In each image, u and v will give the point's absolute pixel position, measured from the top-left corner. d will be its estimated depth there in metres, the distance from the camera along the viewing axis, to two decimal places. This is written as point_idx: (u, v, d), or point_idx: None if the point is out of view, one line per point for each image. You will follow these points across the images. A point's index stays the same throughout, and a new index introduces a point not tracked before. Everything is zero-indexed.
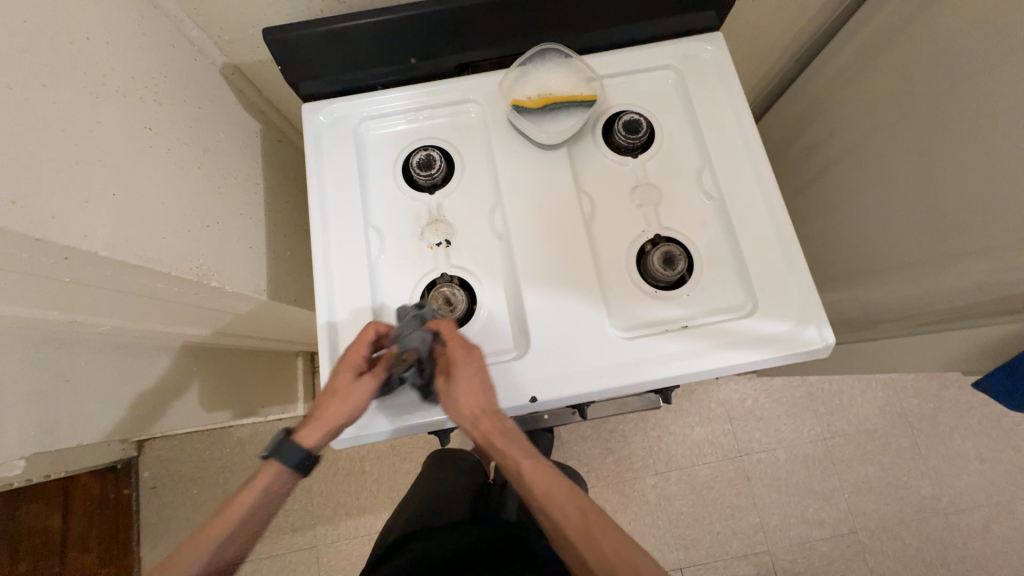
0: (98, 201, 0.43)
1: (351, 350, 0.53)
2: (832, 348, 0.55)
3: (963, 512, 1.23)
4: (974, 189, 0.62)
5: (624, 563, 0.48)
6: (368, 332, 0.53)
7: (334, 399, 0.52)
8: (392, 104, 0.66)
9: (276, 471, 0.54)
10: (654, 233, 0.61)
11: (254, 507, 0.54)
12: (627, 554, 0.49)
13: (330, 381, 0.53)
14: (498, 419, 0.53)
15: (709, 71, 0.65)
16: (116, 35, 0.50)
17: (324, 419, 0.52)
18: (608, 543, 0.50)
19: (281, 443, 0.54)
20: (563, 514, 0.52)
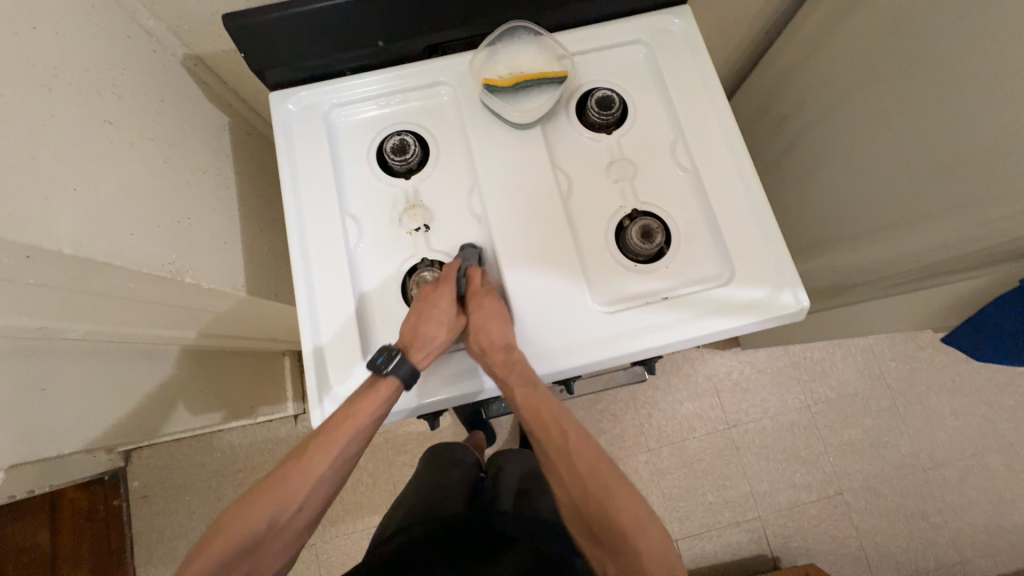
0: (59, 198, 0.42)
1: (449, 282, 0.57)
2: (806, 311, 0.56)
3: (941, 467, 1.28)
4: (938, 150, 0.64)
5: (595, 482, 0.52)
6: (456, 265, 0.58)
7: (446, 327, 0.56)
8: (363, 89, 0.65)
9: (385, 394, 0.54)
10: (631, 208, 0.62)
11: (363, 431, 0.54)
12: (600, 476, 0.52)
13: (430, 308, 0.55)
14: (508, 352, 0.54)
15: (679, 43, 0.65)
16: (65, 25, 0.48)
17: (436, 344, 0.56)
18: (584, 464, 0.53)
19: (397, 368, 0.53)
20: (547, 436, 0.55)
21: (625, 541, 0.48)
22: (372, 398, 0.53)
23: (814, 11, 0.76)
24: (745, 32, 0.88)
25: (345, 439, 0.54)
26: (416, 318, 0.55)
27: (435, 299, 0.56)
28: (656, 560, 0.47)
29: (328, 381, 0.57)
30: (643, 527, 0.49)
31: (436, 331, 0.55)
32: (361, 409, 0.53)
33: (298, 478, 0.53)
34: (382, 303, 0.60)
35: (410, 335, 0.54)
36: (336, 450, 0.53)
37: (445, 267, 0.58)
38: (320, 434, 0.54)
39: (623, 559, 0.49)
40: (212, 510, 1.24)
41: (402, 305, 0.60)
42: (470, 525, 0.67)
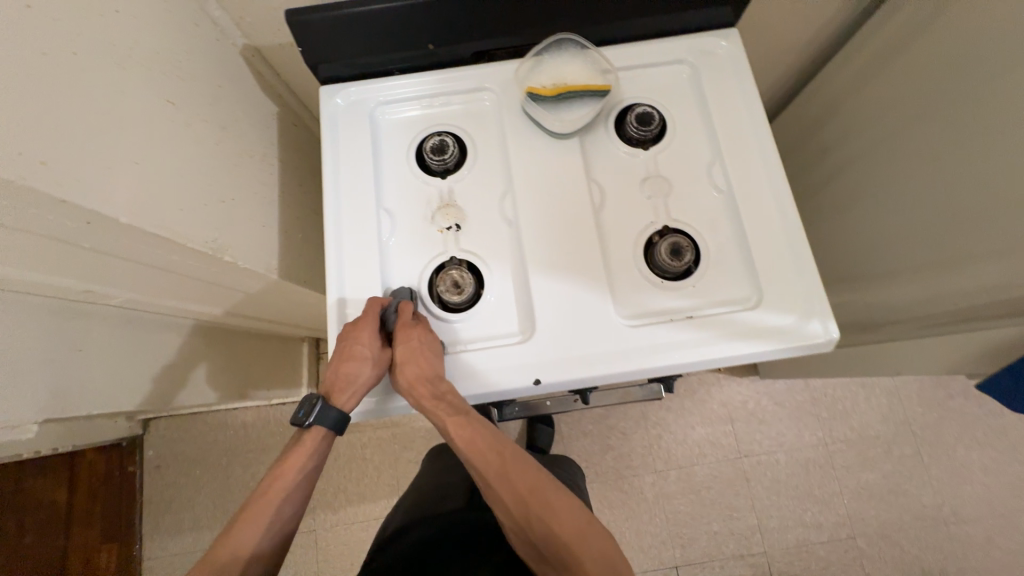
0: (121, 168, 0.44)
1: (367, 321, 0.57)
2: (835, 343, 0.55)
3: (965, 522, 1.22)
4: (987, 191, 0.62)
5: (535, 499, 0.54)
6: (376, 304, 0.57)
7: (368, 365, 0.56)
8: (408, 90, 0.67)
9: (313, 443, 0.60)
10: (662, 224, 0.62)
11: (298, 484, 0.60)
12: (538, 492, 0.54)
13: (344, 352, 0.56)
14: (433, 385, 0.54)
15: (723, 65, 0.66)
16: (143, 9, 0.51)
17: (357, 386, 0.57)
18: (522, 482, 0.55)
19: (321, 415, 0.57)
20: (483, 461, 0.56)
21: (569, 553, 0.50)
22: (300, 452, 0.60)
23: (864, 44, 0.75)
24: (789, 59, 0.88)
25: (281, 497, 0.59)
26: (336, 363, 0.56)
27: (352, 340, 0.56)
28: (601, 563, 0.50)
29: None
30: (584, 534, 0.51)
31: (359, 369, 0.56)
32: (292, 465, 0.59)
33: (236, 546, 0.55)
34: None
35: (332, 380, 0.57)
36: (273, 508, 0.58)
37: (368, 305, 0.58)
38: (255, 498, 0.59)
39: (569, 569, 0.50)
40: (220, 486, 1.27)
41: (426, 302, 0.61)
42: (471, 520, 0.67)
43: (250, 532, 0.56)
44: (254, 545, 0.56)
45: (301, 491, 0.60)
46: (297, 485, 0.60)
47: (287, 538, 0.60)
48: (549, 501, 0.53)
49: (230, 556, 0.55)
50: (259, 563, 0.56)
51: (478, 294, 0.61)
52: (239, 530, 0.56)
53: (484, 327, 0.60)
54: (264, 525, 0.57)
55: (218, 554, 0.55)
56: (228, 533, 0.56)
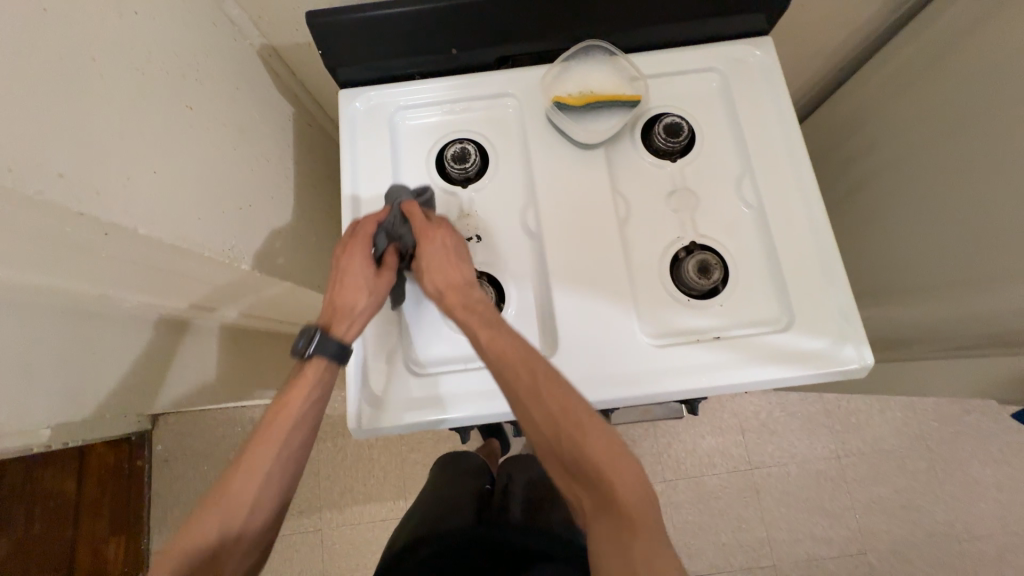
0: (139, 178, 0.43)
1: (361, 243, 0.56)
2: (869, 369, 0.54)
3: (978, 540, 1.20)
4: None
5: (566, 419, 0.48)
6: (371, 225, 0.57)
7: (367, 283, 0.56)
8: (428, 94, 0.65)
9: (314, 376, 0.55)
10: (690, 240, 0.60)
11: (313, 405, 0.56)
12: (570, 411, 0.48)
13: (343, 272, 0.56)
14: (467, 291, 0.55)
15: (757, 75, 0.63)
16: (162, 10, 0.50)
17: (360, 309, 0.56)
18: (554, 401, 0.48)
19: (322, 344, 0.54)
20: (516, 378, 0.50)
21: (598, 476, 0.46)
22: (303, 383, 0.55)
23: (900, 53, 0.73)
24: (819, 66, 0.85)
25: (294, 417, 0.54)
26: (334, 290, 0.56)
27: (349, 261, 0.56)
28: (631, 492, 0.45)
29: (365, 386, 0.57)
30: (616, 460, 0.46)
31: (360, 289, 0.56)
32: (301, 389, 0.55)
33: (231, 500, 0.51)
34: (424, 310, 0.60)
35: (330, 309, 0.56)
36: (285, 431, 0.54)
37: (360, 227, 0.57)
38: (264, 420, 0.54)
39: (596, 492, 0.46)
40: None
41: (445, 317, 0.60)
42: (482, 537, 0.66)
43: (246, 485, 0.51)
44: (251, 499, 0.51)
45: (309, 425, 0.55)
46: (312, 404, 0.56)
47: (289, 490, 0.55)
48: (582, 424, 0.47)
49: (225, 510, 0.50)
50: (271, 487, 0.52)
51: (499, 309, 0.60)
52: (234, 482, 0.51)
53: None
54: (260, 478, 0.52)
55: (213, 507, 0.50)
56: (222, 485, 0.51)
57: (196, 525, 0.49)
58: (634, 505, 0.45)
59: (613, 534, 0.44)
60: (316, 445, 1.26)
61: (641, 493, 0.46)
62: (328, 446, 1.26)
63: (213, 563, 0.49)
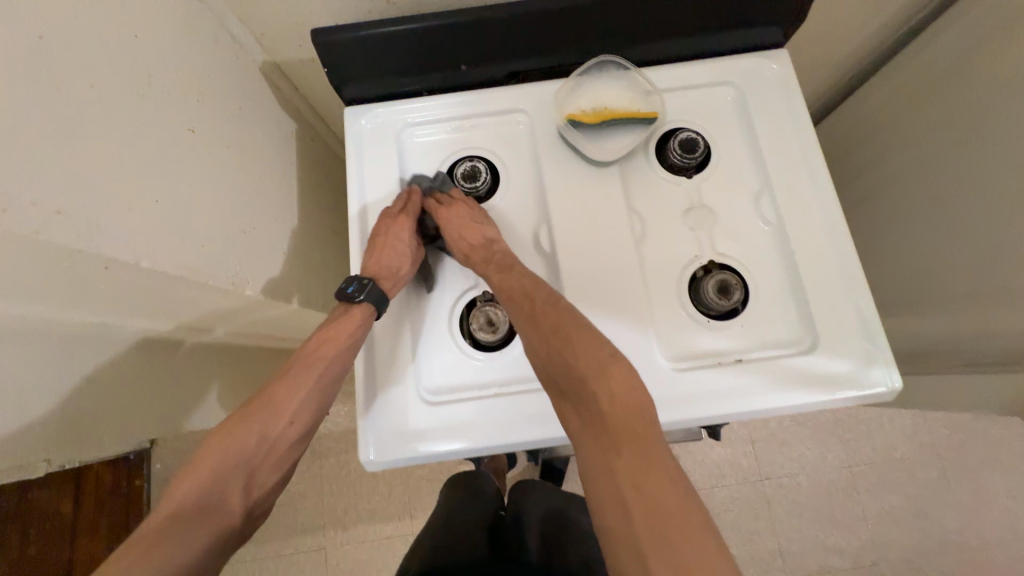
0: (140, 209, 0.41)
1: (407, 208, 0.58)
2: (896, 392, 0.52)
3: (990, 550, 1.19)
4: None
5: (558, 336, 0.48)
6: (417, 194, 0.59)
7: (412, 251, 0.57)
8: (436, 110, 0.63)
9: (355, 321, 0.55)
10: (708, 260, 0.58)
11: (348, 346, 0.55)
12: (563, 331, 0.48)
13: (391, 234, 0.57)
14: (490, 250, 0.55)
15: (774, 89, 0.62)
16: (162, 30, 0.48)
17: (403, 274, 0.57)
18: (547, 323, 0.49)
19: (367, 295, 0.55)
20: (516, 304, 0.52)
21: (584, 388, 0.44)
22: (347, 321, 0.55)
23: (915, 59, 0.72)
24: (830, 75, 0.83)
25: (330, 355, 0.54)
26: (377, 250, 0.56)
27: (398, 227, 0.57)
28: (617, 403, 0.43)
29: (376, 414, 0.55)
30: (604, 369, 0.44)
31: (405, 255, 0.57)
32: (344, 326, 0.54)
33: (275, 407, 0.51)
34: (437, 333, 0.58)
35: (372, 266, 0.56)
36: (322, 367, 0.54)
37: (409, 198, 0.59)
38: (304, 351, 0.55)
39: (584, 405, 0.44)
40: None
41: (457, 341, 0.58)
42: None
43: (290, 393, 0.52)
44: (292, 408, 0.52)
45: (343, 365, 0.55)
46: (348, 346, 0.55)
47: (324, 410, 0.56)
48: (572, 340, 0.47)
49: (267, 414, 0.51)
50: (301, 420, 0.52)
51: (513, 332, 0.58)
52: (279, 388, 0.52)
53: (518, 368, 0.56)
54: (305, 388, 0.53)
55: (256, 408, 0.51)
56: (268, 391, 0.53)
57: (240, 422, 0.50)
58: (622, 416, 0.42)
59: (597, 446, 0.42)
60: (319, 462, 1.24)
61: (629, 402, 0.43)
62: (331, 462, 1.24)
63: (250, 465, 0.49)
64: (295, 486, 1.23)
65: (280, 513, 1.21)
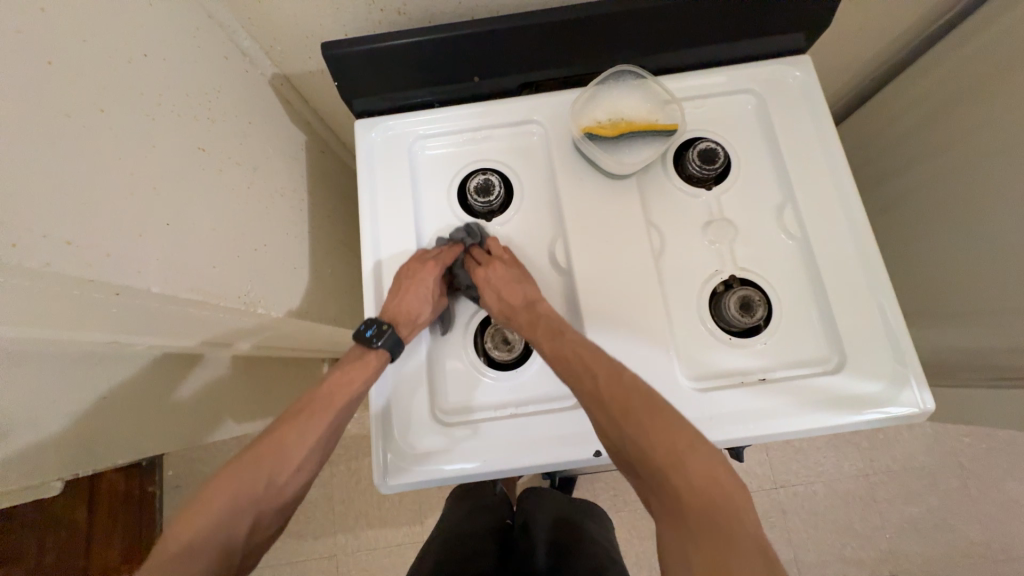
0: (150, 233, 0.41)
1: (442, 257, 0.57)
2: (929, 414, 0.51)
3: (1015, 561, 1.15)
4: None
5: (625, 414, 0.45)
6: (452, 244, 0.58)
7: (432, 301, 0.56)
8: (448, 122, 0.61)
9: (374, 367, 0.54)
10: (729, 274, 0.57)
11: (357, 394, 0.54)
12: (631, 409, 0.45)
13: (417, 281, 0.55)
14: (532, 310, 0.53)
15: (797, 97, 0.60)
16: (172, 48, 0.47)
17: (421, 321, 0.55)
18: (616, 403, 0.45)
19: (385, 340, 0.54)
20: (576, 376, 0.48)
21: (660, 476, 0.42)
22: (365, 365, 0.54)
23: (940, 63, 0.69)
24: (850, 77, 0.81)
25: (344, 400, 0.54)
26: (398, 293, 0.55)
27: (422, 274, 0.55)
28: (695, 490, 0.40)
29: (393, 434, 0.54)
30: (682, 461, 0.42)
31: (422, 306, 0.55)
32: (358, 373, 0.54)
33: (284, 452, 0.50)
34: (451, 350, 0.58)
35: (392, 309, 0.55)
36: (334, 412, 0.53)
37: (444, 247, 0.58)
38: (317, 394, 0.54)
39: (660, 490, 0.42)
40: None
41: (471, 360, 0.57)
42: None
43: (303, 438, 0.51)
44: (303, 454, 0.51)
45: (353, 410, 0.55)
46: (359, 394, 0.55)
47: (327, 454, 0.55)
48: (643, 423, 0.44)
49: (279, 458, 0.49)
50: (305, 469, 0.51)
51: (529, 349, 0.57)
52: (291, 431, 0.51)
53: (533, 388, 0.55)
54: (317, 434, 0.52)
55: (267, 451, 0.49)
56: (279, 432, 0.51)
57: (250, 465, 0.48)
58: (703, 505, 0.40)
59: (675, 537, 0.40)
60: (329, 469, 1.24)
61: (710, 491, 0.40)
62: (342, 469, 1.23)
63: (254, 511, 0.47)
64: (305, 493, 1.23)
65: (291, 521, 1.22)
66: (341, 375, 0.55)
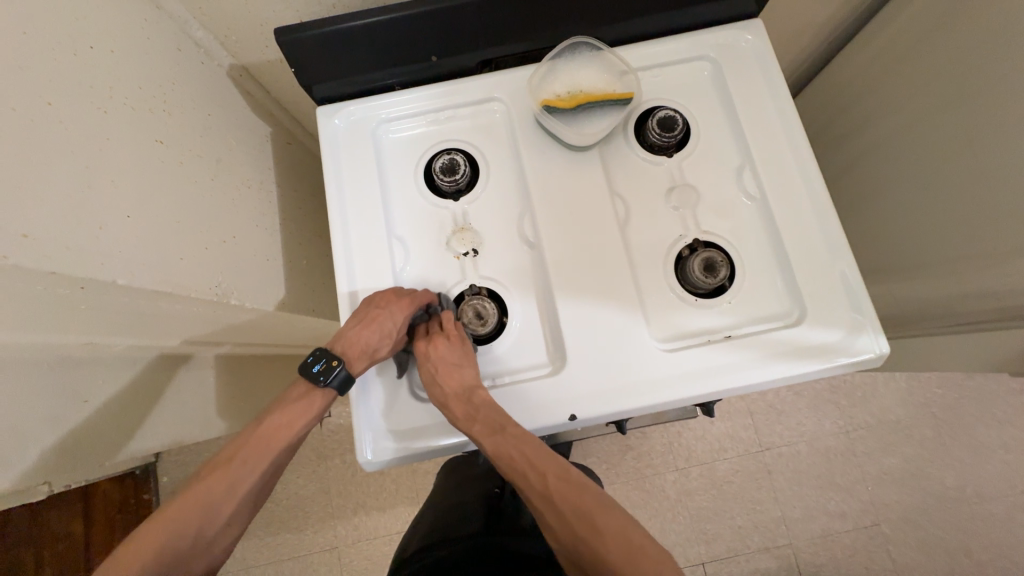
0: (111, 226, 0.41)
1: (413, 301, 0.55)
2: (884, 357, 0.53)
3: (987, 501, 1.21)
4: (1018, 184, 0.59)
5: (579, 519, 0.47)
6: (428, 293, 0.56)
7: (390, 341, 0.54)
8: (411, 104, 0.62)
9: (318, 406, 0.56)
10: (693, 238, 0.58)
11: (292, 436, 0.56)
12: (583, 512, 0.47)
13: (380, 319, 0.53)
14: (468, 399, 0.52)
15: (749, 60, 0.61)
16: (119, 41, 0.46)
17: (376, 356, 0.55)
18: (567, 503, 0.48)
19: (332, 374, 0.54)
20: (526, 482, 0.50)
21: None
22: (303, 408, 0.56)
23: (888, 23, 0.71)
24: (806, 44, 0.83)
25: (275, 442, 0.54)
26: (360, 323, 0.53)
27: (390, 313, 0.54)
28: None
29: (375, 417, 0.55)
30: (636, 560, 0.44)
31: (380, 343, 0.54)
32: (294, 416, 0.55)
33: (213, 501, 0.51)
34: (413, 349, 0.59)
35: (348, 340, 0.54)
36: (267, 456, 0.54)
37: (421, 295, 0.56)
38: (246, 438, 0.54)
39: None
40: None
41: None
42: (496, 543, 0.61)
43: (232, 489, 0.52)
44: (233, 505, 0.51)
45: (285, 450, 0.56)
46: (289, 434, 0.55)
47: (262, 497, 0.55)
48: (597, 524, 0.46)
49: (206, 513, 0.50)
50: (237, 513, 0.52)
51: (502, 323, 0.58)
52: (224, 480, 0.52)
53: (502, 365, 0.57)
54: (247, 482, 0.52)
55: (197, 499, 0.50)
56: (208, 481, 0.51)
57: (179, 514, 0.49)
58: None
59: None
60: (324, 463, 1.25)
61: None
62: (337, 462, 1.25)
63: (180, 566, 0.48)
64: (303, 488, 1.24)
65: (290, 516, 1.23)
66: (273, 417, 0.55)
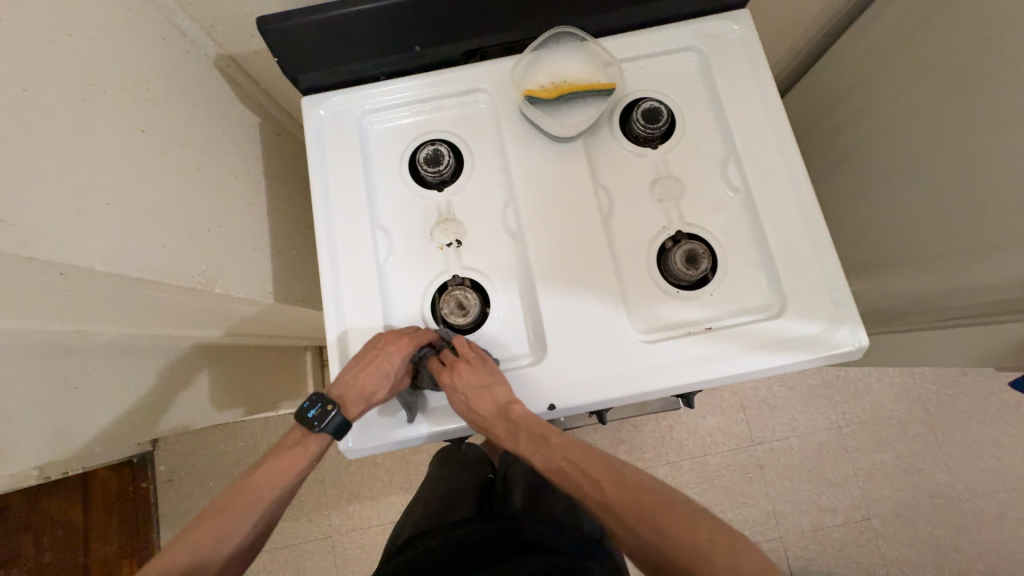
0: (91, 212, 0.41)
1: (413, 340, 0.54)
2: (863, 350, 0.53)
3: (978, 498, 1.21)
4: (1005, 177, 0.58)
5: (635, 515, 0.46)
6: (428, 332, 0.55)
7: (388, 383, 0.53)
8: (396, 95, 0.62)
9: (314, 450, 0.56)
10: (675, 230, 0.58)
11: (287, 485, 0.55)
12: (634, 508, 0.46)
13: (377, 360, 0.53)
14: (506, 419, 0.51)
15: (735, 50, 0.60)
16: (101, 29, 0.47)
17: (374, 399, 0.54)
18: (621, 504, 0.47)
19: (328, 420, 0.53)
20: (575, 485, 0.49)
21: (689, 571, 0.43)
22: (298, 454, 0.55)
23: (879, 15, 0.70)
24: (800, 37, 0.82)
25: (270, 492, 0.54)
26: (358, 365, 0.53)
27: (387, 354, 0.53)
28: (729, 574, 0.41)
29: None
30: (700, 548, 0.43)
31: (378, 385, 0.53)
32: (289, 464, 0.55)
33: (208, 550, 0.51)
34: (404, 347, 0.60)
35: (346, 384, 0.53)
36: (263, 507, 0.54)
37: (421, 334, 0.54)
38: (242, 485, 0.54)
39: None
40: None
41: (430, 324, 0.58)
42: (484, 536, 0.61)
43: (226, 539, 0.52)
44: (224, 555, 0.52)
45: (280, 498, 0.55)
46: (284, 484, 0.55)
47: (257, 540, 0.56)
48: (653, 517, 0.45)
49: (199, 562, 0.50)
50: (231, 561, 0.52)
51: (485, 314, 0.58)
52: (219, 529, 0.52)
53: None
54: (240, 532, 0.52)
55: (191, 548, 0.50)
56: (202, 529, 0.51)
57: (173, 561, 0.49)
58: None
59: None
60: None
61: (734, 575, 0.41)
62: (331, 453, 1.26)
63: None
64: None
65: None
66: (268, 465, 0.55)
